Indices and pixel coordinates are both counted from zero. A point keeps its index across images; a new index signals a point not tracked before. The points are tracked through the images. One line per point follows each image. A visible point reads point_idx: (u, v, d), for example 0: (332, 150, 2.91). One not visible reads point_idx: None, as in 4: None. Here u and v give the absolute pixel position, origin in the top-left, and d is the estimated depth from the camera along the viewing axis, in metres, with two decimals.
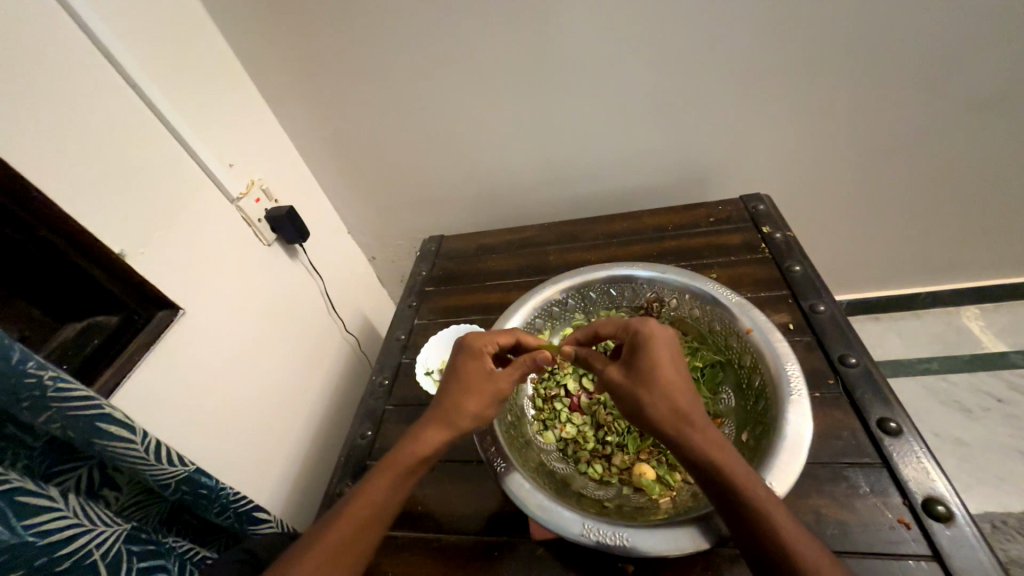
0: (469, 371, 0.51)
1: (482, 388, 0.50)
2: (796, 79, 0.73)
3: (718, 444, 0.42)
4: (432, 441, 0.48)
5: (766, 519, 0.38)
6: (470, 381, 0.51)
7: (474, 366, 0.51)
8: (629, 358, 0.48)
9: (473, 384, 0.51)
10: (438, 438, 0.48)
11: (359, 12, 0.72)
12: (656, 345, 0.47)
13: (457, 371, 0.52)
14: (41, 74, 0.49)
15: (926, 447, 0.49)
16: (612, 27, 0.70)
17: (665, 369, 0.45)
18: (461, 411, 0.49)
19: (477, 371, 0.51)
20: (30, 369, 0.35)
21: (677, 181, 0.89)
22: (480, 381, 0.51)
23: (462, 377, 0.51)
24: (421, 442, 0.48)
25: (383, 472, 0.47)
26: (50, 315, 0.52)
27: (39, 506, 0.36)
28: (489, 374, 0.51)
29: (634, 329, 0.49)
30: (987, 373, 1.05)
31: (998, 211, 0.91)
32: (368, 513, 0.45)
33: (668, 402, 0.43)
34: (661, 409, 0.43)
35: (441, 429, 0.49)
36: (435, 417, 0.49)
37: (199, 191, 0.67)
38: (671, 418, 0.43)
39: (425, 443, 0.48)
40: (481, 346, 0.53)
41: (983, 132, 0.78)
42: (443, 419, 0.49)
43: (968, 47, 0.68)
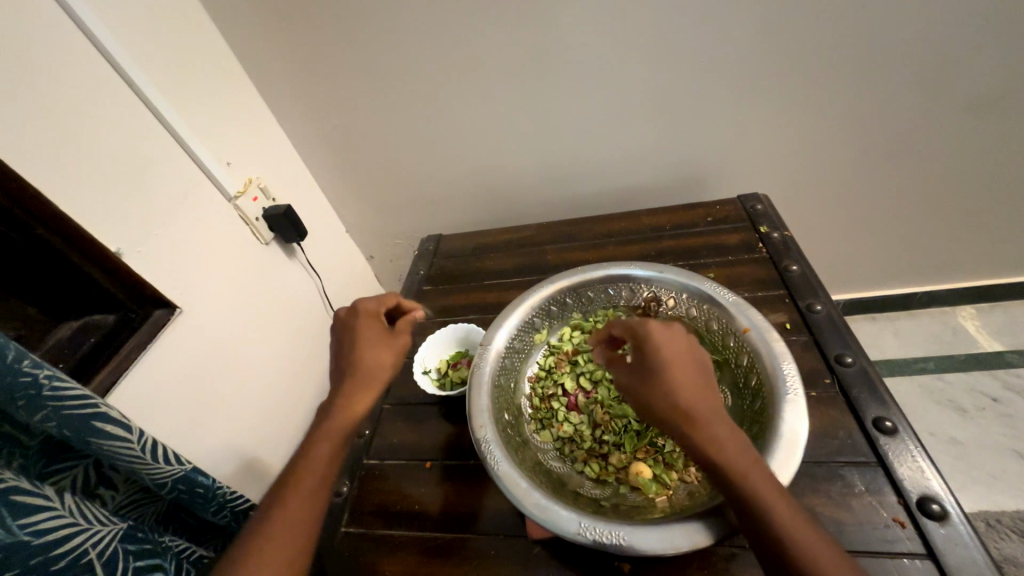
0: (362, 329, 0.55)
1: (383, 340, 0.55)
2: (794, 79, 0.73)
3: (726, 441, 0.42)
4: (361, 402, 0.50)
5: (774, 518, 0.38)
6: (369, 336, 0.54)
7: (368, 324, 0.56)
8: (637, 355, 0.47)
9: (373, 339, 0.54)
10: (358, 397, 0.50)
11: (358, 10, 0.72)
12: (665, 340, 0.46)
13: (354, 332, 0.55)
14: (36, 71, 0.49)
15: (921, 446, 0.50)
16: (610, 26, 0.70)
17: (663, 370, 0.45)
18: (373, 364, 0.52)
19: (370, 328, 0.56)
20: (25, 368, 0.35)
21: (675, 180, 0.90)
22: (377, 336, 0.55)
23: (359, 334, 0.55)
24: (349, 405, 0.50)
25: (321, 441, 0.48)
26: (48, 314, 0.53)
27: (34, 505, 0.36)
28: (382, 330, 0.56)
29: (637, 327, 0.49)
30: (982, 372, 1.06)
31: (995, 211, 0.91)
32: (313, 481, 0.46)
33: (667, 404, 0.43)
34: (661, 412, 0.44)
35: (366, 390, 0.51)
36: (356, 380, 0.51)
37: (196, 190, 0.67)
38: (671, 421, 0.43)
39: (354, 407, 0.50)
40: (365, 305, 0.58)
41: (980, 133, 0.79)
42: (362, 382, 0.51)
43: (965, 48, 0.69)
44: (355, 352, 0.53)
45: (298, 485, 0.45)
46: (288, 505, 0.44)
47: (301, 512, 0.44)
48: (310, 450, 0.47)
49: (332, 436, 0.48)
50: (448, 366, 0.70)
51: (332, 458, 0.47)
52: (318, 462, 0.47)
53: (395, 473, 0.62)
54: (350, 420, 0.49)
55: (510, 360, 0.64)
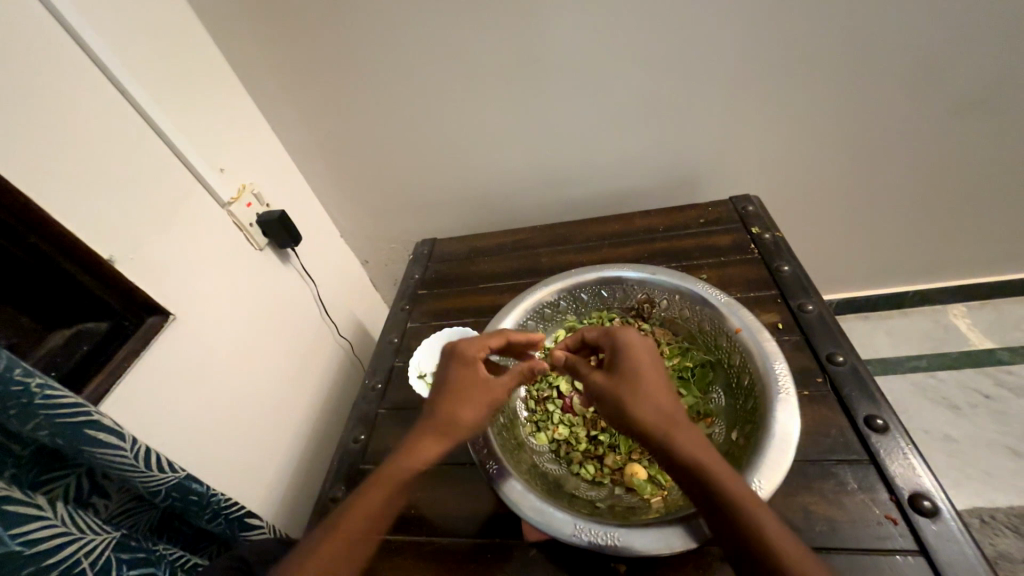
0: (466, 379, 0.52)
1: (479, 396, 0.51)
2: (782, 82, 0.75)
3: (702, 442, 0.43)
4: (424, 453, 0.48)
5: (749, 518, 0.39)
6: (464, 386, 0.52)
7: (464, 371, 0.52)
8: (612, 362, 0.50)
9: (472, 390, 0.51)
10: (433, 448, 0.49)
11: (350, 18, 0.72)
12: (635, 352, 0.50)
13: (450, 379, 0.52)
14: (25, 76, 0.49)
15: (912, 443, 0.50)
16: (600, 29, 0.70)
17: (646, 372, 0.48)
18: (460, 417, 0.50)
19: (471, 377, 0.52)
20: (16, 377, 0.35)
21: (668, 182, 0.90)
22: (478, 389, 0.52)
23: (456, 381, 0.52)
24: (414, 452, 0.48)
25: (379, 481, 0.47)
26: (40, 322, 0.52)
27: (26, 515, 0.36)
28: (485, 380, 0.52)
29: (616, 335, 0.52)
30: (974, 370, 1.07)
31: (982, 209, 0.92)
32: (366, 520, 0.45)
33: (652, 404, 0.45)
34: (645, 410, 0.45)
35: (439, 439, 0.49)
36: (426, 428, 0.50)
37: (190, 197, 0.67)
38: (656, 419, 0.44)
39: (419, 453, 0.48)
40: (472, 352, 0.54)
41: (966, 133, 0.80)
42: (442, 430, 0.49)
43: (948, 50, 0.70)
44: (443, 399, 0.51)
45: (350, 517, 0.45)
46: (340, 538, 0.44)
47: (353, 546, 0.44)
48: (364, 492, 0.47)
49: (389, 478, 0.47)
50: None
51: (383, 506, 0.46)
52: (373, 502, 0.46)
53: None
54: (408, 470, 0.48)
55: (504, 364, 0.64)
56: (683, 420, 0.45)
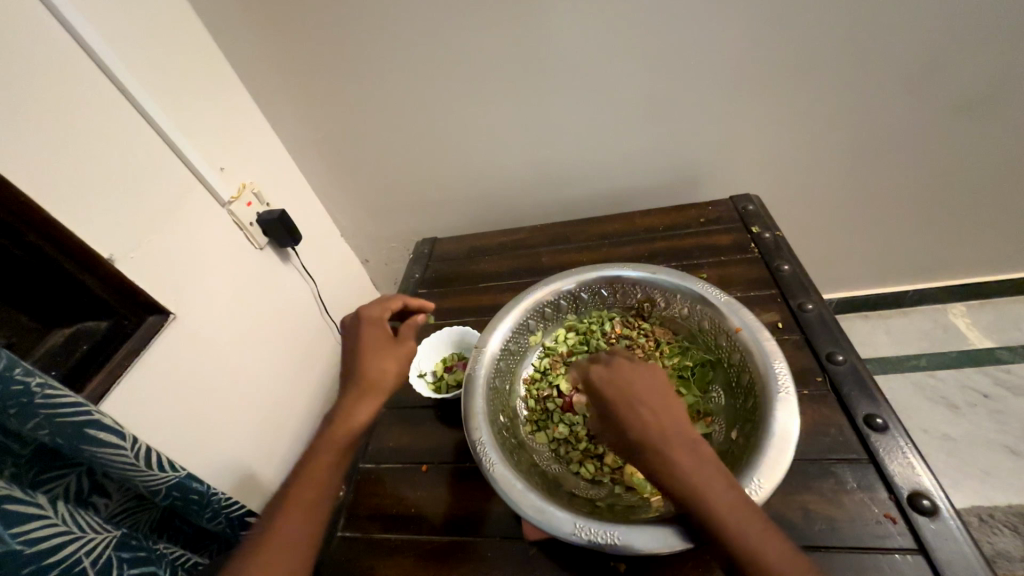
0: (373, 336, 0.57)
1: (392, 348, 0.57)
2: (783, 82, 0.75)
3: (703, 480, 0.41)
4: (362, 412, 0.52)
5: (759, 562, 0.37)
6: (377, 342, 0.57)
7: (373, 332, 0.58)
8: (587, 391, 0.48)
9: (384, 344, 0.57)
10: (366, 405, 0.52)
11: (351, 17, 0.72)
12: (600, 381, 0.47)
13: (361, 341, 0.57)
14: (25, 73, 0.49)
15: (911, 442, 0.50)
16: (601, 27, 0.70)
17: (612, 403, 0.45)
18: (381, 370, 0.54)
19: (379, 334, 0.58)
20: (16, 376, 0.35)
21: (669, 181, 0.90)
22: (389, 342, 0.57)
23: (367, 340, 0.57)
24: (351, 416, 0.51)
25: (320, 454, 0.50)
26: (38, 322, 0.53)
27: (26, 514, 0.36)
28: (390, 336, 0.58)
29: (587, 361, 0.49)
30: (973, 369, 1.07)
31: (982, 208, 0.93)
32: (313, 489, 0.48)
33: (619, 437, 0.45)
34: (616, 440, 0.46)
35: (372, 397, 0.53)
36: (357, 391, 0.53)
37: (191, 197, 0.67)
38: (625, 451, 0.45)
39: (356, 415, 0.52)
40: (372, 314, 0.60)
41: (965, 133, 0.80)
42: (371, 388, 0.53)
43: (949, 49, 0.70)
44: (362, 356, 0.55)
45: (299, 491, 0.47)
46: (292, 511, 0.46)
47: (305, 516, 0.46)
48: (308, 463, 0.49)
49: (334, 443, 0.50)
50: (443, 369, 0.70)
51: (330, 473, 0.49)
52: (319, 472, 0.49)
53: (393, 477, 0.62)
54: (351, 430, 0.51)
55: (505, 362, 0.64)
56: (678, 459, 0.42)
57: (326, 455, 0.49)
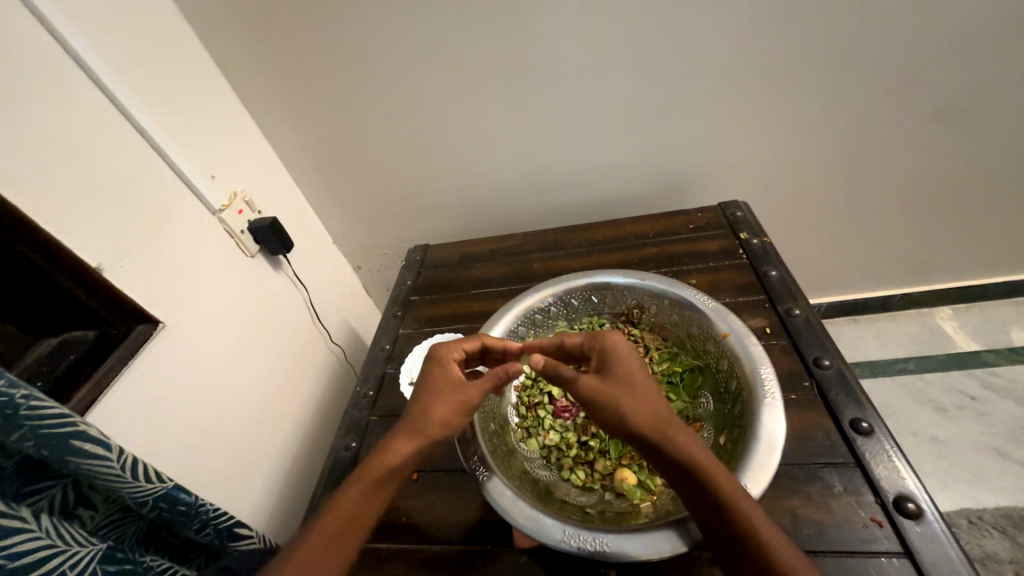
0: (437, 377, 0.52)
1: (452, 394, 0.51)
2: (767, 90, 0.76)
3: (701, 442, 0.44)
4: (399, 451, 0.48)
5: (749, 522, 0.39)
6: (439, 386, 0.51)
7: (440, 373, 0.52)
8: (601, 367, 0.50)
9: (444, 388, 0.51)
10: (407, 447, 0.48)
11: (343, 28, 0.73)
12: (624, 356, 0.49)
13: (427, 379, 0.52)
14: (17, 82, 0.49)
15: (896, 446, 0.51)
16: (590, 35, 0.71)
17: (636, 376, 0.48)
18: (430, 415, 0.50)
19: (447, 378, 0.52)
20: (1, 388, 0.34)
21: (658, 188, 0.91)
22: (451, 386, 0.51)
23: (431, 381, 0.52)
24: (387, 453, 0.48)
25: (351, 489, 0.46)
26: (27, 331, 0.51)
27: (8, 528, 0.36)
28: (456, 380, 0.52)
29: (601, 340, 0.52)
30: (960, 372, 1.08)
31: (964, 213, 0.94)
32: (341, 521, 0.45)
33: (648, 407, 0.45)
34: (643, 412, 0.45)
35: (411, 437, 0.48)
36: (404, 427, 0.49)
37: (182, 205, 0.67)
38: (654, 422, 0.44)
39: (393, 454, 0.48)
40: (447, 352, 0.54)
41: (946, 140, 0.82)
42: (413, 427, 0.49)
43: (927, 60, 0.72)
44: (421, 398, 0.51)
45: (325, 521, 0.44)
46: (313, 546, 0.43)
47: (328, 554, 0.43)
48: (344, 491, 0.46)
49: (365, 479, 0.46)
50: None
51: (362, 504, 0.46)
52: (349, 505, 0.45)
53: None
54: (384, 469, 0.47)
55: None
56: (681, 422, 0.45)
57: (363, 484, 0.46)
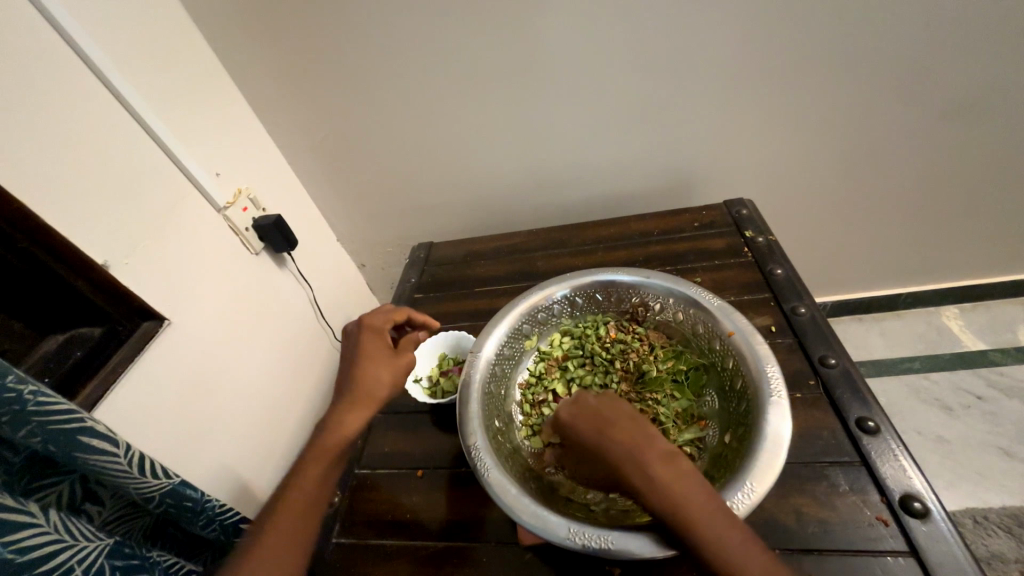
0: (368, 346, 0.56)
1: (388, 358, 0.55)
2: (774, 87, 0.75)
3: (687, 505, 0.40)
4: (352, 420, 0.51)
5: None
6: (370, 354, 0.56)
7: (371, 341, 0.57)
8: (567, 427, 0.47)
9: (373, 354, 0.56)
10: (357, 415, 0.52)
11: (347, 25, 0.73)
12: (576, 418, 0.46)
13: (359, 350, 0.56)
14: (21, 79, 0.49)
15: (902, 445, 0.51)
16: (595, 30, 0.70)
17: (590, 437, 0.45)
18: (365, 379, 0.54)
19: (378, 345, 0.57)
20: (10, 383, 0.34)
21: (662, 186, 0.91)
22: (379, 351, 0.56)
23: (360, 351, 0.56)
24: (338, 425, 0.51)
25: (308, 465, 0.49)
26: (33, 329, 0.52)
27: (18, 523, 0.36)
28: (387, 346, 0.57)
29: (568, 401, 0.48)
30: (966, 372, 1.08)
31: (972, 211, 0.94)
32: (303, 499, 0.47)
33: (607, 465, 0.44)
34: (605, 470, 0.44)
35: (358, 406, 0.52)
36: (348, 398, 0.52)
37: (187, 202, 0.67)
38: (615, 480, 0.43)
39: (343, 424, 0.51)
40: (374, 326, 0.59)
41: (954, 137, 0.81)
42: (357, 396, 0.53)
43: (936, 56, 0.71)
44: (352, 368, 0.55)
45: (291, 498, 0.47)
46: (282, 523, 0.46)
47: (296, 530, 0.46)
48: (302, 468, 0.49)
49: (320, 455, 0.50)
50: (439, 374, 0.70)
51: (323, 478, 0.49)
52: (310, 481, 0.48)
53: (386, 483, 0.61)
54: (337, 440, 0.50)
55: (500, 367, 0.64)
56: (657, 489, 0.41)
57: (322, 460, 0.50)
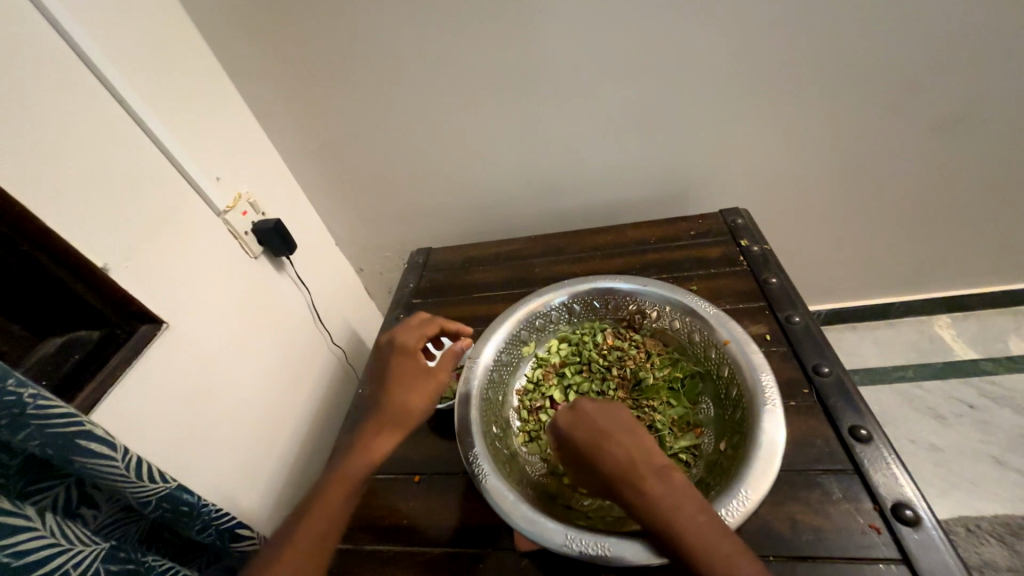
0: (406, 369, 0.55)
1: (426, 384, 0.55)
2: (768, 99, 0.77)
3: (678, 519, 0.41)
4: (382, 445, 0.52)
5: None
6: (407, 377, 0.55)
7: (409, 364, 0.56)
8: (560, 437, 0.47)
9: (412, 380, 0.55)
10: (389, 440, 0.52)
11: (349, 33, 0.74)
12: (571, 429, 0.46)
13: (396, 371, 0.55)
14: (26, 84, 0.50)
15: (894, 453, 0.51)
16: (593, 42, 0.72)
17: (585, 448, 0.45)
18: (404, 408, 0.53)
19: (415, 368, 0.56)
20: (10, 387, 0.35)
21: (659, 194, 0.92)
22: (418, 377, 0.55)
23: (398, 375, 0.55)
24: (369, 447, 0.51)
25: (335, 483, 0.50)
26: (31, 331, 0.52)
27: (14, 527, 0.36)
28: (426, 369, 0.56)
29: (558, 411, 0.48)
30: (958, 380, 1.09)
31: (962, 222, 0.95)
32: (327, 519, 0.48)
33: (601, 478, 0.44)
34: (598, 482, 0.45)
35: (391, 431, 0.52)
36: (382, 422, 0.52)
37: (188, 206, 0.67)
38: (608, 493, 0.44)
39: (375, 446, 0.51)
40: (410, 343, 0.57)
41: (943, 150, 0.83)
42: (391, 421, 0.52)
43: (924, 71, 0.73)
44: (389, 393, 0.54)
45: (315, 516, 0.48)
46: (304, 540, 0.46)
47: (317, 549, 0.47)
48: (328, 487, 0.49)
49: (348, 476, 0.50)
50: None
51: (348, 500, 0.50)
52: (336, 501, 0.49)
53: (384, 488, 0.61)
54: (366, 464, 0.51)
55: (498, 373, 0.65)
56: (649, 502, 0.42)
57: (349, 481, 0.50)
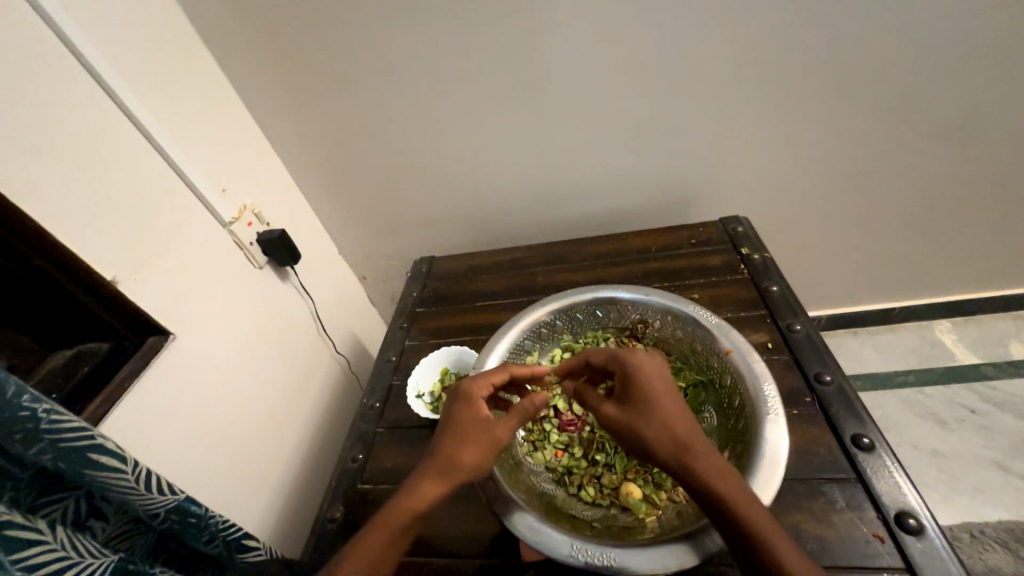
0: (464, 417, 0.49)
1: (479, 435, 0.48)
2: (765, 109, 0.78)
3: (737, 488, 0.42)
4: (424, 494, 0.45)
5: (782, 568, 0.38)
6: (462, 425, 0.49)
7: (465, 410, 0.50)
8: (624, 392, 0.49)
9: (472, 431, 0.48)
10: (432, 491, 0.46)
11: (352, 46, 0.75)
12: (647, 377, 0.48)
13: (451, 418, 0.50)
14: (38, 102, 0.51)
15: (897, 462, 0.52)
16: (592, 55, 0.73)
17: (660, 397, 0.47)
18: (459, 461, 0.47)
19: (473, 417, 0.49)
20: (24, 403, 0.35)
21: (660, 202, 0.93)
22: (478, 428, 0.49)
23: (457, 424, 0.49)
24: (410, 495, 0.46)
25: (373, 529, 0.45)
26: (41, 343, 0.53)
27: (27, 540, 0.36)
28: (486, 420, 0.49)
29: (625, 360, 0.51)
30: (960, 385, 1.09)
31: (960, 228, 0.96)
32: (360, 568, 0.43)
33: (671, 433, 0.44)
34: (663, 440, 0.44)
35: (435, 480, 0.46)
36: (428, 468, 0.47)
37: (194, 218, 0.68)
38: (673, 450, 0.44)
39: (417, 494, 0.46)
40: (474, 390, 0.51)
41: (940, 157, 0.84)
42: (437, 470, 0.46)
43: (919, 81, 0.74)
44: (444, 441, 0.48)
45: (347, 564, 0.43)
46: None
47: None
48: (365, 535, 0.45)
49: (386, 525, 0.44)
50: (442, 389, 0.71)
51: (382, 551, 0.44)
52: (370, 549, 0.44)
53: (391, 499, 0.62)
54: (405, 514, 0.45)
55: None
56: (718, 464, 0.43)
57: (386, 530, 0.44)
